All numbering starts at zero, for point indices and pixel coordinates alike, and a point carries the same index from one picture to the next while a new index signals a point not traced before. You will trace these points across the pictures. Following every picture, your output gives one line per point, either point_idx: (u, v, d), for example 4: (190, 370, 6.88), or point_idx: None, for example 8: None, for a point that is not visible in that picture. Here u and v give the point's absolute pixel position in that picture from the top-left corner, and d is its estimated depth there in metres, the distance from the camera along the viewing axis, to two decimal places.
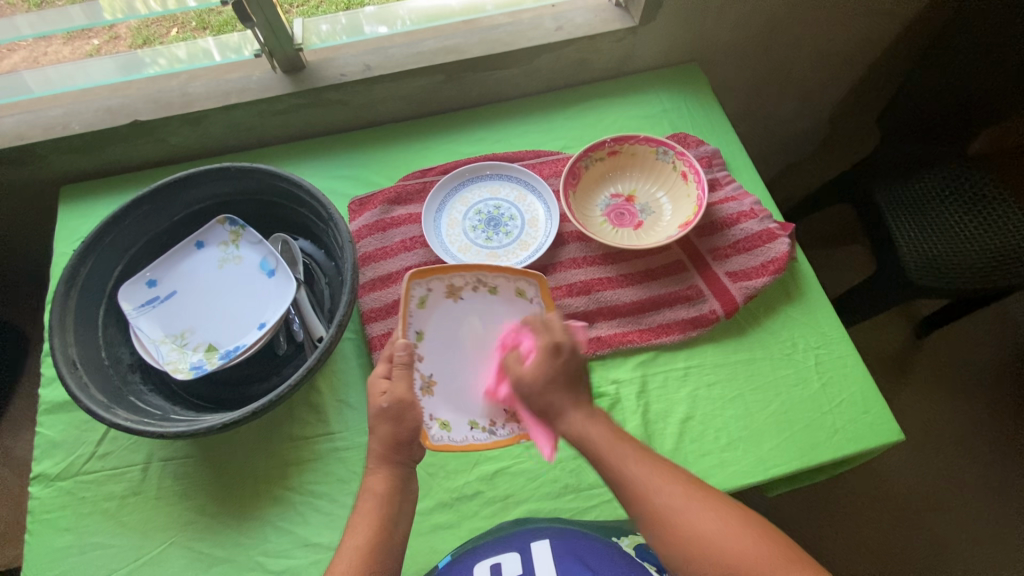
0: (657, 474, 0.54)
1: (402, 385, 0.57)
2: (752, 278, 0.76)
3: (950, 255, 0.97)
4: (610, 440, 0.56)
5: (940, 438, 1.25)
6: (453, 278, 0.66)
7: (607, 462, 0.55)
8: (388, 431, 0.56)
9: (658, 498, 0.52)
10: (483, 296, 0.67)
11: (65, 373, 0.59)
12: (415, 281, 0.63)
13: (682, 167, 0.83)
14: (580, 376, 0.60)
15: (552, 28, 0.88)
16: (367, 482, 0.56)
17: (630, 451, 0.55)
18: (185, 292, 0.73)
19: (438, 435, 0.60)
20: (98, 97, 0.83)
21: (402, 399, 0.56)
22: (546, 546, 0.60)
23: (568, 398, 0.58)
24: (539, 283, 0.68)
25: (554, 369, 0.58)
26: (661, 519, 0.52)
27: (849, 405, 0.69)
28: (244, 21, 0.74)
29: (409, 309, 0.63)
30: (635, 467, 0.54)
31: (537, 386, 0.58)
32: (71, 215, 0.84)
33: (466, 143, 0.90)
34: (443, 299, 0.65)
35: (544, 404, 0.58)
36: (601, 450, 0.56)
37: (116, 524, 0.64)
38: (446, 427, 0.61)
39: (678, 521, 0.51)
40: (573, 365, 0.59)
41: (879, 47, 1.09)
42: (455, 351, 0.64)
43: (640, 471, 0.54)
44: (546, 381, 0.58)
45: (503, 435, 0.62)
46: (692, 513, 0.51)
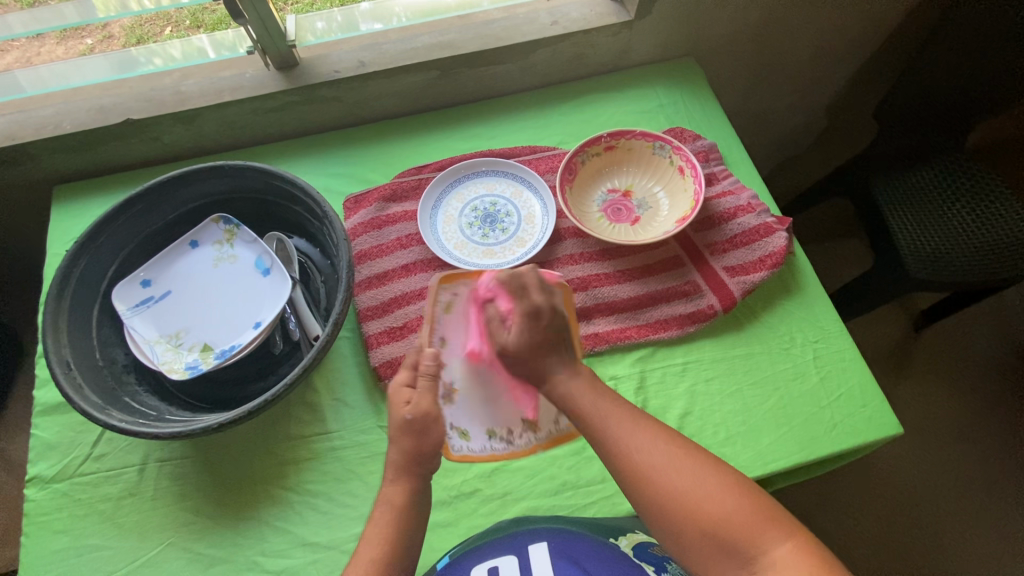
0: (637, 433, 0.53)
1: (428, 398, 0.55)
2: (750, 272, 0.76)
3: (949, 248, 0.97)
4: (600, 402, 0.55)
5: (939, 431, 1.25)
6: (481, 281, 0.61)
7: (595, 423, 0.54)
8: (411, 445, 0.54)
9: (645, 460, 0.51)
10: None
11: (59, 375, 0.59)
12: (442, 286, 0.60)
13: (679, 162, 0.83)
14: (564, 337, 0.58)
15: (547, 23, 0.87)
16: (386, 493, 0.55)
17: (620, 412, 0.55)
18: (180, 292, 0.72)
19: (459, 445, 0.57)
20: (91, 96, 0.83)
21: (428, 413, 0.54)
22: (542, 549, 0.59)
23: (553, 359, 0.57)
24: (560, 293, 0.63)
25: (537, 334, 0.56)
26: (648, 480, 0.51)
27: (847, 399, 0.69)
28: (237, 17, 0.74)
29: (435, 314, 0.59)
30: (622, 429, 0.53)
31: (524, 350, 0.56)
32: (64, 215, 0.83)
33: (461, 139, 0.90)
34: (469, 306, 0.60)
35: (532, 369, 0.57)
36: (589, 413, 0.55)
37: (112, 525, 0.63)
38: (466, 436, 0.57)
39: (664, 483, 0.50)
40: (556, 326, 0.57)
41: (877, 40, 1.09)
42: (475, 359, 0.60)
43: (628, 434, 0.53)
44: (531, 344, 0.56)
45: (521, 445, 0.59)
46: (672, 470, 0.51)
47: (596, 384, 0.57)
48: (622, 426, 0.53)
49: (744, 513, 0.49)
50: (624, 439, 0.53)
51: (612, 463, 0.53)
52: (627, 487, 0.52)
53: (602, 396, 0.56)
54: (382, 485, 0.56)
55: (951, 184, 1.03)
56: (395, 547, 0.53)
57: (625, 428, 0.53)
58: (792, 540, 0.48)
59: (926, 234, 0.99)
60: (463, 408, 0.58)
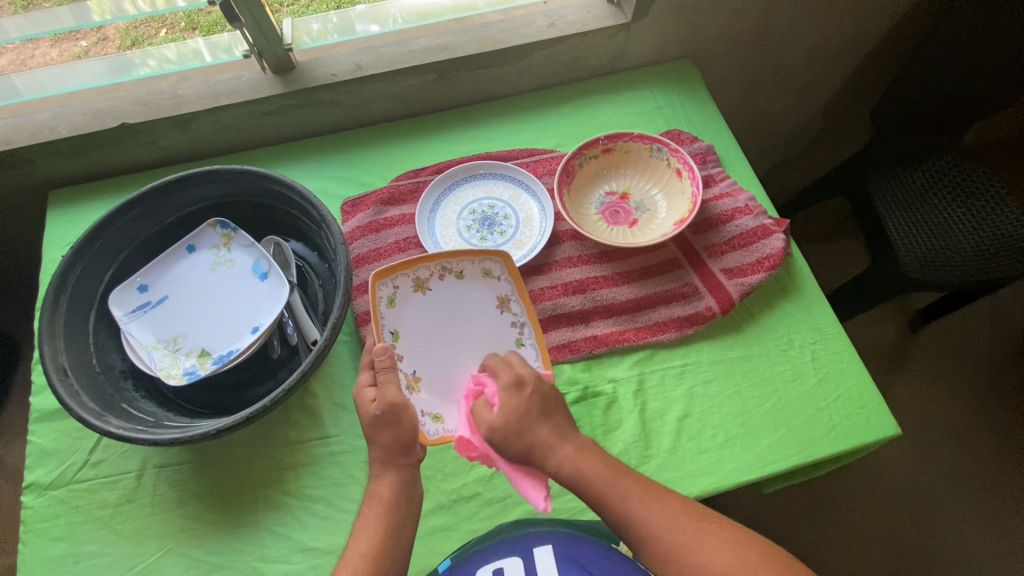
0: (662, 512, 0.53)
1: (391, 389, 0.57)
2: (748, 274, 0.76)
3: (945, 247, 0.97)
4: (620, 482, 0.55)
5: (936, 430, 1.25)
6: (417, 271, 0.67)
7: (620, 507, 0.53)
8: (390, 436, 0.56)
9: (673, 540, 0.52)
10: (449, 283, 0.68)
11: (55, 382, 0.59)
12: (380, 282, 0.65)
13: (676, 164, 0.83)
14: (553, 406, 0.59)
15: (544, 25, 0.87)
16: (375, 487, 0.57)
17: (640, 491, 0.54)
18: (177, 297, 0.72)
19: (434, 428, 0.62)
20: (87, 100, 0.82)
21: (394, 401, 0.57)
22: (549, 552, 0.60)
23: (547, 433, 0.57)
24: (504, 261, 0.69)
25: (527, 406, 0.57)
26: (681, 563, 0.51)
27: (846, 401, 0.69)
28: (233, 21, 0.73)
29: (379, 310, 0.64)
30: (648, 512, 0.53)
31: (511, 424, 0.56)
32: (60, 221, 0.83)
33: (459, 142, 0.90)
34: (412, 294, 0.67)
35: (525, 446, 0.56)
36: (608, 497, 0.54)
37: (110, 532, 0.63)
38: (439, 419, 0.63)
39: (697, 564, 0.50)
40: (543, 394, 0.59)
41: (872, 41, 1.09)
42: (433, 342, 0.66)
43: (655, 519, 0.53)
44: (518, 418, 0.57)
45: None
46: (703, 550, 0.51)
47: (605, 459, 0.56)
48: (647, 507, 0.53)
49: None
50: (651, 523, 0.52)
51: (642, 546, 0.53)
52: (659, 565, 0.52)
53: (622, 475, 0.55)
54: (382, 490, 0.56)
55: (947, 183, 1.03)
56: (394, 551, 0.53)
57: (650, 508, 0.53)
58: None
59: (921, 234, 0.99)
60: (435, 394, 0.64)
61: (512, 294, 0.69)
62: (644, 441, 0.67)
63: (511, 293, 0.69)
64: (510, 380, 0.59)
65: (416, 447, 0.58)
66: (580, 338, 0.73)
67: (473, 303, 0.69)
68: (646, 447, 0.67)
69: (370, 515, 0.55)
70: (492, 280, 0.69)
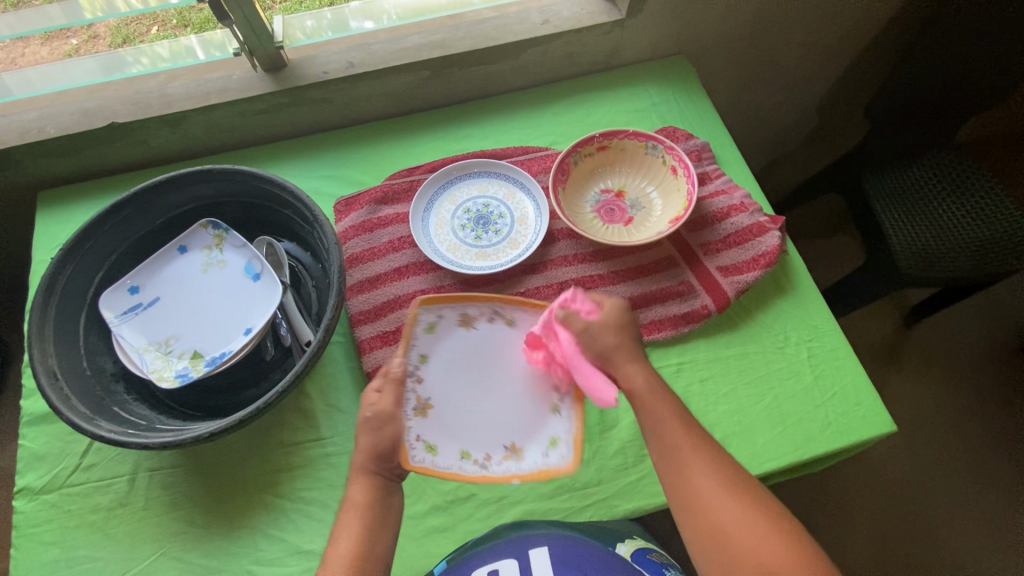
0: (697, 456, 0.55)
1: (388, 399, 0.56)
2: (744, 272, 0.76)
3: (939, 243, 0.97)
4: (678, 432, 0.57)
5: (932, 425, 1.26)
6: (469, 307, 0.61)
7: (671, 452, 0.56)
8: (370, 442, 0.55)
9: (705, 493, 0.54)
10: (497, 327, 0.62)
11: (45, 386, 0.58)
12: (424, 306, 0.59)
13: (672, 161, 0.82)
14: (628, 328, 0.62)
15: (538, 22, 0.86)
16: (351, 492, 0.56)
17: (695, 444, 0.56)
18: (169, 298, 0.71)
19: (420, 455, 0.55)
20: (75, 99, 0.81)
21: (385, 411, 0.55)
22: (544, 552, 0.62)
23: (631, 346, 0.61)
24: None
25: (622, 320, 0.62)
26: (706, 515, 0.53)
27: (841, 398, 0.69)
28: (222, 19, 0.72)
29: (414, 331, 0.59)
30: (693, 464, 0.55)
31: (603, 328, 0.60)
32: (49, 222, 0.82)
33: (453, 140, 0.89)
34: (456, 326, 0.60)
35: (613, 350, 0.60)
36: (658, 425, 0.57)
37: (103, 536, 0.63)
38: (432, 450, 0.56)
39: (715, 514, 0.53)
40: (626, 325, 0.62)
41: (867, 36, 1.09)
42: (458, 380, 0.60)
43: (698, 462, 0.55)
44: (615, 327, 0.61)
45: (496, 472, 0.56)
46: (724, 504, 0.53)
47: (674, 400, 0.59)
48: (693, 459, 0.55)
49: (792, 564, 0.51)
50: (691, 471, 0.55)
51: (673, 488, 0.55)
52: (681, 508, 0.55)
53: (682, 420, 0.57)
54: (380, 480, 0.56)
55: (943, 180, 1.03)
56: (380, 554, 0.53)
57: (697, 462, 0.55)
58: None
59: (916, 229, 1.00)
60: (445, 430, 0.58)
61: None
62: (640, 440, 0.67)
63: None
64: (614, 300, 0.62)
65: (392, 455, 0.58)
66: None
67: (514, 355, 0.62)
68: (642, 446, 0.67)
69: (365, 517, 0.55)
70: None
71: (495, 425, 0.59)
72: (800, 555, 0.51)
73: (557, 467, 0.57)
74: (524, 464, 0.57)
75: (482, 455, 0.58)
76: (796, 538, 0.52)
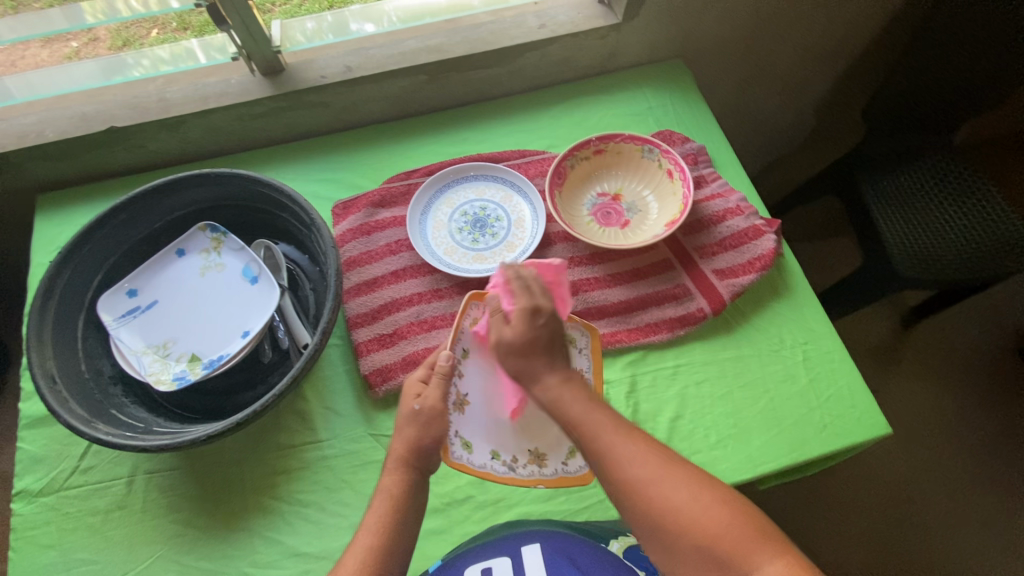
0: (612, 437, 0.51)
1: (436, 394, 0.57)
2: (739, 275, 0.76)
3: (936, 245, 0.98)
4: (600, 417, 0.52)
5: (929, 426, 1.26)
6: None
7: (594, 439, 0.51)
8: (413, 434, 0.56)
9: (637, 473, 0.50)
10: None
11: (43, 389, 0.58)
12: (474, 302, 0.61)
13: (667, 164, 0.83)
14: (556, 342, 0.55)
15: (535, 26, 0.87)
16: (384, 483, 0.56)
17: (617, 427, 0.52)
18: (167, 301, 0.72)
19: (459, 453, 0.59)
20: (73, 103, 0.81)
21: (434, 407, 0.57)
22: (537, 549, 0.60)
23: (541, 363, 0.54)
24: (591, 334, 0.63)
25: (530, 331, 0.54)
26: (641, 501, 0.49)
27: (837, 400, 0.69)
28: (219, 23, 0.73)
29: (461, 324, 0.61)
30: (619, 446, 0.51)
31: (513, 347, 0.54)
32: (48, 225, 0.82)
33: (450, 144, 0.90)
34: None
35: (521, 366, 0.55)
36: (566, 411, 0.53)
37: (100, 538, 0.63)
38: (469, 447, 0.60)
39: (643, 497, 0.49)
40: (547, 331, 0.55)
41: (863, 39, 1.09)
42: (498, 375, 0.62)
43: (614, 443, 0.51)
44: (523, 344, 0.54)
45: (521, 475, 0.60)
46: (650, 482, 0.49)
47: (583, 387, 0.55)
48: (618, 441, 0.51)
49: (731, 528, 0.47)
50: (609, 457, 0.51)
51: (605, 476, 0.51)
52: (618, 497, 0.50)
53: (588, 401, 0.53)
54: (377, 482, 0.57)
55: (939, 182, 1.03)
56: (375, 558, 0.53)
57: (620, 443, 0.51)
58: (783, 557, 0.46)
59: (913, 232, 1.00)
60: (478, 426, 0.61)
61: (586, 372, 0.63)
62: None
63: (586, 370, 0.63)
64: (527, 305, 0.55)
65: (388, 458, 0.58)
66: None
67: None
68: None
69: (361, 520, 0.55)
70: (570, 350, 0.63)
71: (525, 427, 0.62)
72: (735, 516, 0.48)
73: (569, 480, 0.60)
74: (547, 470, 0.61)
75: (511, 455, 0.61)
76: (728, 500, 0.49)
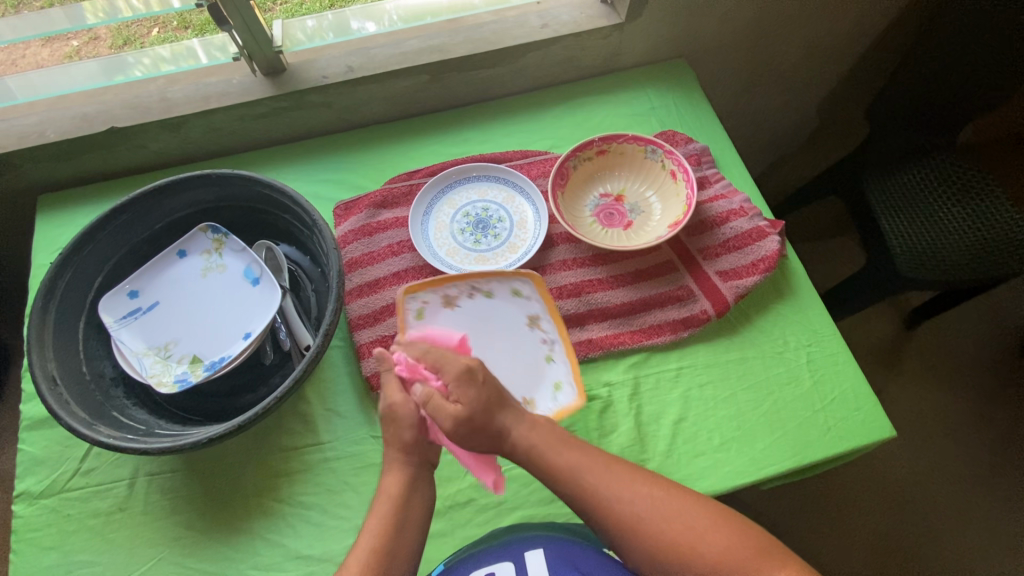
0: (602, 478, 0.53)
1: (393, 388, 0.58)
2: (743, 277, 0.76)
3: (939, 244, 0.97)
4: (581, 459, 0.54)
5: (931, 427, 1.25)
6: (446, 289, 0.65)
7: (577, 481, 0.53)
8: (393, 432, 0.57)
9: (632, 512, 0.51)
10: (478, 303, 0.67)
11: (45, 392, 0.58)
12: (408, 296, 0.63)
13: (671, 165, 0.82)
14: (500, 392, 0.56)
15: (537, 26, 0.86)
16: (384, 483, 0.57)
17: (599, 463, 0.54)
18: (168, 303, 0.71)
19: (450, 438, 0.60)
20: (75, 104, 0.81)
21: (395, 402, 0.58)
22: (540, 556, 0.59)
23: (498, 416, 0.55)
24: (533, 280, 0.68)
25: (477, 391, 0.54)
26: (633, 533, 0.51)
27: (840, 403, 0.69)
28: (221, 23, 0.73)
29: (407, 321, 0.62)
30: (603, 484, 0.53)
31: (467, 415, 0.53)
32: (49, 226, 0.82)
33: (452, 144, 0.89)
34: (439, 310, 0.64)
35: (482, 431, 0.54)
36: (551, 455, 0.54)
37: (102, 540, 0.63)
38: None
39: (644, 533, 0.51)
40: (490, 382, 0.56)
41: (867, 39, 1.09)
42: None
43: (607, 484, 0.53)
44: (473, 409, 0.54)
45: None
46: (650, 515, 0.51)
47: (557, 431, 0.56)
48: (599, 479, 0.53)
49: (733, 548, 0.50)
50: (606, 499, 0.52)
51: (602, 520, 0.52)
52: (618, 537, 0.52)
53: (567, 444, 0.55)
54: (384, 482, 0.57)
55: (941, 181, 1.03)
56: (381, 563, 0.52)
57: (614, 483, 0.53)
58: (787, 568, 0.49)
59: (916, 231, 1.00)
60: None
61: (541, 313, 0.69)
62: (639, 445, 0.67)
63: (541, 311, 0.69)
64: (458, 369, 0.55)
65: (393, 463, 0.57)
66: (575, 341, 0.73)
67: (503, 324, 0.68)
68: (641, 451, 0.66)
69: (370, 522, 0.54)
70: (519, 300, 0.68)
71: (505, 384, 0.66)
72: (735, 535, 0.50)
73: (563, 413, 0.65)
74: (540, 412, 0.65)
75: None
76: (725, 519, 0.51)
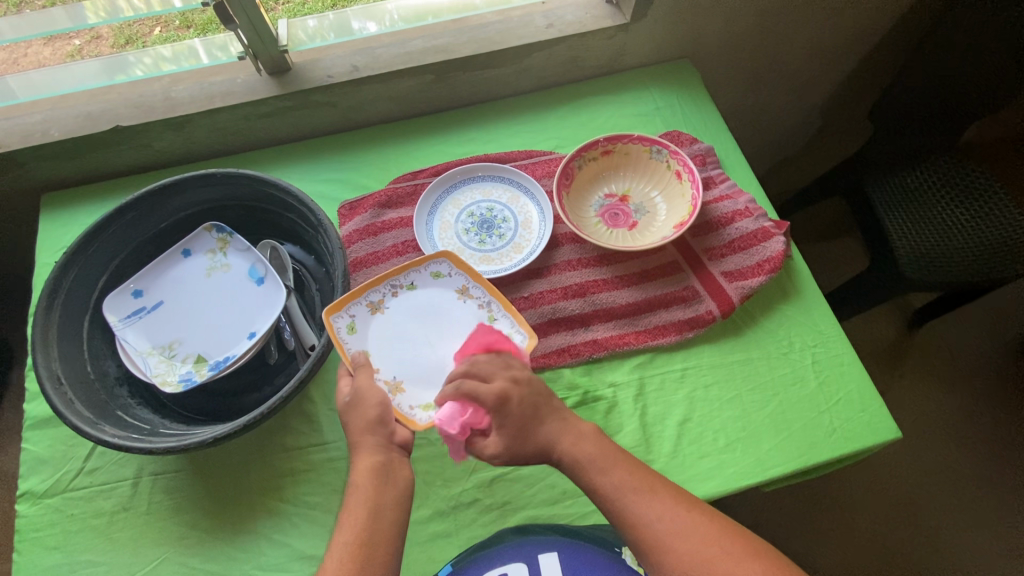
0: (640, 496, 0.54)
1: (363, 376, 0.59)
2: (748, 277, 0.76)
3: (943, 246, 0.97)
4: (630, 480, 0.55)
5: (934, 430, 1.25)
6: (369, 295, 0.66)
7: (625, 499, 0.54)
8: (378, 412, 0.57)
9: (665, 532, 0.52)
10: (404, 298, 0.67)
11: (49, 391, 0.58)
12: (334, 315, 0.62)
13: (676, 166, 0.82)
14: (538, 405, 0.59)
15: (542, 26, 0.86)
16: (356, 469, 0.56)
17: (647, 486, 0.55)
18: (173, 302, 0.71)
19: (424, 416, 0.61)
20: (78, 103, 0.81)
21: (366, 386, 0.58)
22: (554, 559, 0.61)
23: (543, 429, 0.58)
24: (449, 258, 0.69)
25: (518, 416, 0.58)
26: (666, 558, 0.51)
27: (846, 404, 0.69)
28: (227, 23, 0.73)
29: (342, 340, 0.63)
30: (648, 506, 0.53)
31: (515, 442, 0.57)
32: (52, 225, 0.82)
33: (457, 144, 0.89)
34: (370, 317, 0.65)
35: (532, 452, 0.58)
36: (593, 469, 0.56)
37: (105, 540, 0.63)
38: (430, 406, 0.62)
39: (675, 555, 0.51)
40: (527, 400, 0.59)
41: (871, 40, 1.09)
42: (404, 347, 0.65)
43: (644, 503, 0.53)
44: (517, 434, 0.57)
45: None
46: (682, 537, 0.52)
47: (610, 448, 0.57)
48: (646, 502, 0.53)
49: None
50: (642, 517, 0.53)
51: (634, 537, 0.53)
52: (647, 557, 0.52)
53: (612, 460, 0.56)
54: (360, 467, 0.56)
55: (946, 182, 1.03)
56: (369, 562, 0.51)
57: (650, 502, 0.53)
58: None
59: (920, 234, 1.00)
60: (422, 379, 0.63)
61: (467, 283, 0.68)
62: (644, 446, 0.67)
63: (466, 281, 0.68)
64: (494, 400, 0.58)
65: (395, 460, 0.57)
66: (580, 342, 0.73)
67: (436, 306, 0.67)
68: (646, 452, 0.66)
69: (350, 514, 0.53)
70: (442, 281, 0.68)
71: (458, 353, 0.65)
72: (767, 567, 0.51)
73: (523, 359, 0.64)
74: None
75: None
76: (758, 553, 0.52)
